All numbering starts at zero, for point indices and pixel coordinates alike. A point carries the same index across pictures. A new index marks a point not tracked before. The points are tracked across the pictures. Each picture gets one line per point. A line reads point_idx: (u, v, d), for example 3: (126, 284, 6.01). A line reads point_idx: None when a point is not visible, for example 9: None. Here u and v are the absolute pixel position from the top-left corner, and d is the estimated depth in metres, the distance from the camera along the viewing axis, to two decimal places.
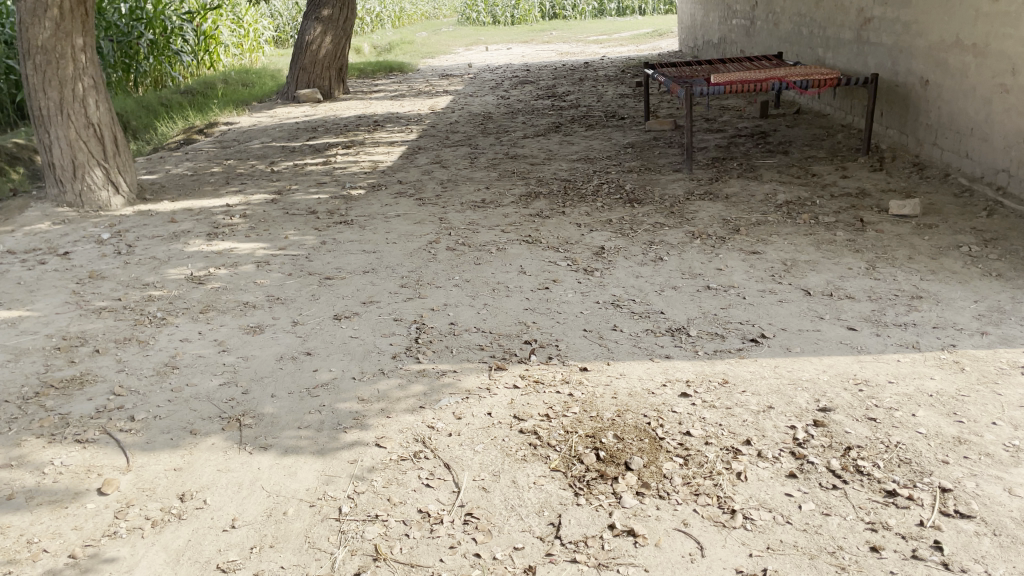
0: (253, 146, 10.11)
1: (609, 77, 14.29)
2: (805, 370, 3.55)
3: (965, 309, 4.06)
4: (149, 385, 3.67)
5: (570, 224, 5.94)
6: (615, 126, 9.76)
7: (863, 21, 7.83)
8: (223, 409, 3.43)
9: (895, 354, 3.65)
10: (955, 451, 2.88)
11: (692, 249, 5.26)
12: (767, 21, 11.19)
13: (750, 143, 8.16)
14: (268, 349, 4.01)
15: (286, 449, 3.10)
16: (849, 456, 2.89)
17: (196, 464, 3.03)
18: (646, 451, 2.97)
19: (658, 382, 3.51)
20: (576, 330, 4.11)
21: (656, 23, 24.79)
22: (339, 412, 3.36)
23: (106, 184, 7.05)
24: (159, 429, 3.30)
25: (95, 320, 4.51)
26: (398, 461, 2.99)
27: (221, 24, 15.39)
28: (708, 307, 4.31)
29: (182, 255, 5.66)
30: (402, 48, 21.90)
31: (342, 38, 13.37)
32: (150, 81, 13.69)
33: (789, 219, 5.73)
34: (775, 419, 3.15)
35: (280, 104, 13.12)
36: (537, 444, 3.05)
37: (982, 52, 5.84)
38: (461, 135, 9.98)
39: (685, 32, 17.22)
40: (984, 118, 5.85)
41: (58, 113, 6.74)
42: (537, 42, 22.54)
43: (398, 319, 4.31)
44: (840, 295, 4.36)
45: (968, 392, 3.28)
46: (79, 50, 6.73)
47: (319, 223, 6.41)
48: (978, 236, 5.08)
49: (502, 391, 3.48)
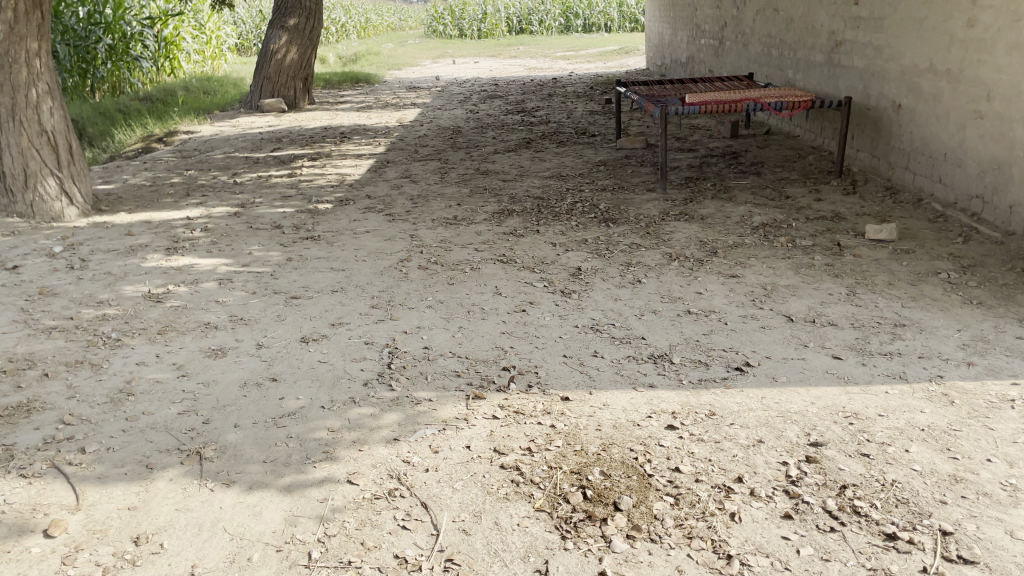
0: (215, 156, 9.83)
1: (579, 94, 14.24)
2: (793, 402, 3.44)
3: (949, 339, 4.00)
4: (103, 414, 3.43)
5: (545, 244, 5.81)
6: (586, 143, 9.68)
7: (834, 44, 7.86)
8: (182, 440, 3.21)
9: (883, 386, 3.56)
10: (952, 490, 2.79)
11: (670, 271, 5.16)
12: (736, 41, 11.23)
13: (723, 163, 8.12)
14: (232, 374, 3.79)
15: (251, 485, 2.89)
16: (845, 495, 2.78)
17: (153, 503, 2.81)
18: (635, 490, 2.83)
19: (643, 414, 3.37)
20: (556, 355, 3.96)
21: (623, 41, 24.95)
22: (308, 444, 3.16)
23: (60, 195, 6.75)
24: (112, 462, 3.06)
25: (45, 340, 4.24)
26: (372, 500, 2.80)
27: (183, 32, 15.09)
28: (690, 333, 4.20)
29: (139, 271, 5.40)
30: (369, 60, 21.71)
31: (308, 47, 13.11)
32: (108, 88, 13.32)
33: (766, 241, 5.66)
34: (766, 454, 3.03)
35: (243, 114, 12.85)
36: (520, 481, 2.89)
37: (955, 78, 5.85)
38: (430, 149, 9.82)
39: (653, 50, 17.26)
40: (957, 144, 5.86)
41: (10, 120, 6.46)
42: (504, 56, 22.47)
43: (369, 343, 4.13)
44: (822, 321, 4.28)
45: (960, 426, 3.20)
46: (34, 55, 6.46)
47: (285, 238, 6.19)
48: (956, 262, 5.05)
49: (481, 422, 3.32)
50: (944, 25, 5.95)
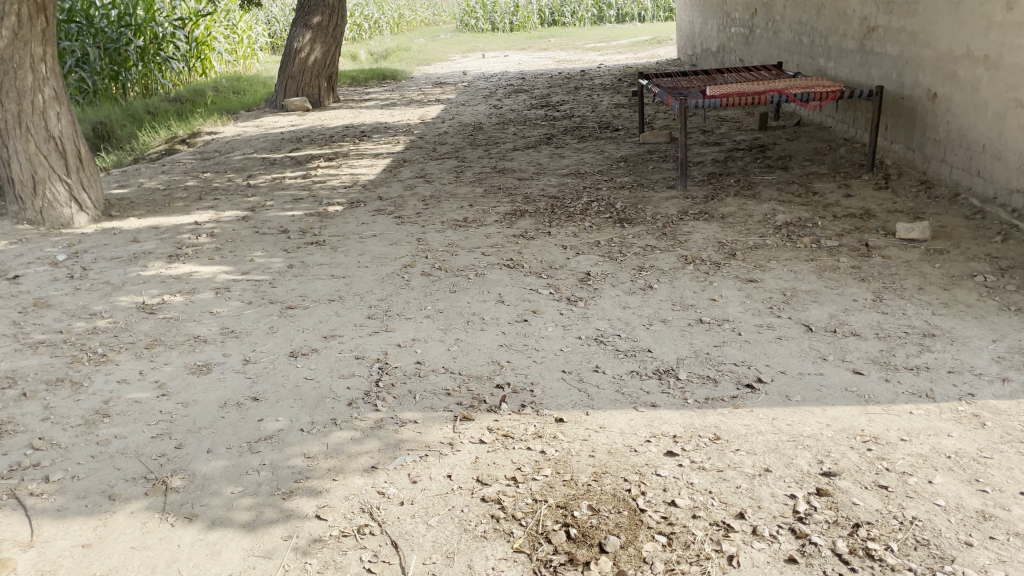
0: (234, 158, 9.75)
1: (606, 87, 13.90)
2: (807, 424, 3.15)
3: (983, 351, 3.67)
4: (74, 438, 3.28)
5: (555, 247, 5.57)
6: (609, 138, 9.38)
7: (867, 30, 7.47)
8: (150, 467, 3.04)
9: (907, 406, 3.26)
10: (979, 529, 2.49)
11: (685, 276, 4.89)
12: (767, 29, 10.82)
13: (748, 158, 7.78)
14: (213, 393, 3.62)
15: (213, 520, 2.71)
16: (857, 535, 2.51)
17: (109, 539, 2.64)
18: (624, 528, 2.59)
19: (641, 438, 3.12)
20: (554, 371, 3.72)
21: (654, 31, 24.48)
22: (280, 473, 2.96)
23: (70, 202, 6.68)
24: (75, 492, 2.90)
25: (30, 356, 4.12)
26: (339, 538, 2.60)
27: (215, 32, 15.16)
28: (700, 346, 3.93)
29: (137, 280, 5.28)
30: (399, 56, 21.59)
31: (331, 45, 12.96)
32: (139, 89, 13.41)
33: (789, 242, 5.36)
34: (772, 486, 2.77)
35: (267, 113, 12.80)
36: (500, 517, 2.67)
37: (994, 65, 5.46)
38: (449, 147, 9.59)
39: (683, 40, 16.85)
40: (997, 135, 5.48)
41: (17, 126, 6.39)
42: (533, 49, 22.16)
43: (359, 358, 3.93)
44: (844, 331, 3.98)
45: (992, 453, 2.89)
46: (39, 60, 6.38)
47: (290, 243, 6.04)
48: (993, 264, 4.70)
49: (467, 448, 3.10)
50: (982, 8, 5.56)
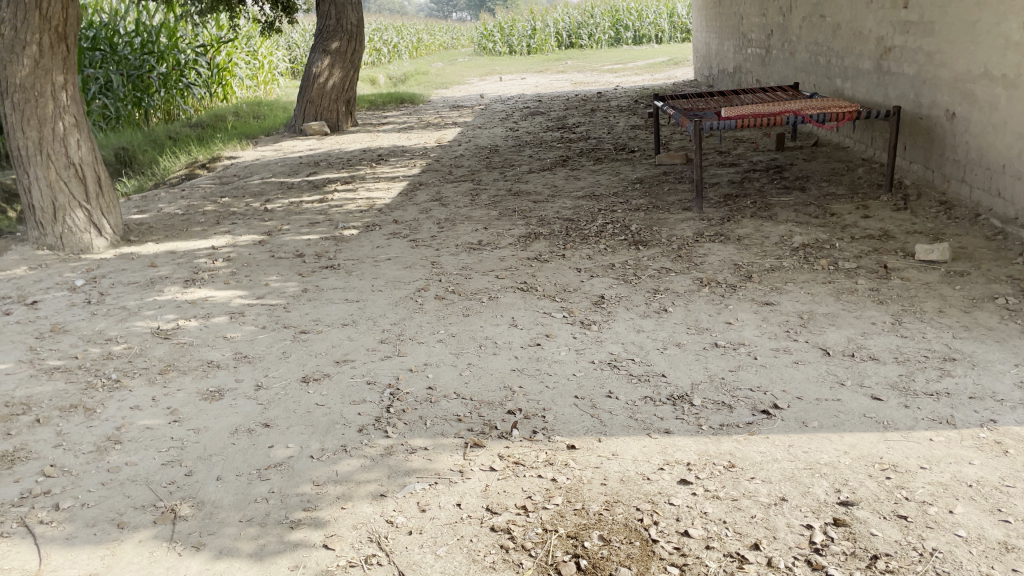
0: (253, 182, 9.84)
1: (622, 108, 13.91)
2: (824, 451, 3.09)
3: (1005, 375, 3.59)
4: (85, 465, 3.28)
5: (569, 270, 5.54)
6: (625, 160, 9.36)
7: (883, 50, 7.43)
8: (160, 495, 3.03)
9: (926, 432, 3.19)
10: (1002, 561, 2.42)
11: (700, 299, 4.84)
12: (783, 51, 10.80)
13: (765, 179, 7.72)
14: (224, 420, 3.61)
15: (220, 550, 2.69)
16: (875, 568, 2.45)
17: (117, 568, 2.63)
18: (635, 559, 2.55)
19: (654, 465, 3.07)
20: (566, 397, 3.68)
21: (672, 52, 24.55)
22: (289, 501, 2.94)
23: (88, 227, 6.73)
24: (85, 520, 2.90)
25: (45, 382, 4.15)
26: (346, 569, 2.57)
27: (236, 58, 15.36)
28: (715, 370, 3.88)
29: (153, 305, 5.31)
30: (417, 79, 21.74)
31: (350, 70, 13.09)
32: (161, 115, 13.58)
33: (806, 264, 5.29)
34: (789, 516, 2.71)
35: (286, 137, 12.92)
36: (509, 547, 2.63)
37: (1012, 84, 5.40)
38: (465, 170, 9.61)
39: (701, 61, 16.86)
40: (1016, 154, 5.41)
41: (37, 153, 6.47)
42: (550, 72, 22.27)
43: (371, 383, 3.91)
44: (862, 355, 3.91)
45: (1014, 482, 2.81)
46: (60, 88, 6.47)
47: (304, 267, 6.06)
48: (1014, 286, 4.61)
49: (477, 475, 3.06)
50: (999, 28, 5.51)
